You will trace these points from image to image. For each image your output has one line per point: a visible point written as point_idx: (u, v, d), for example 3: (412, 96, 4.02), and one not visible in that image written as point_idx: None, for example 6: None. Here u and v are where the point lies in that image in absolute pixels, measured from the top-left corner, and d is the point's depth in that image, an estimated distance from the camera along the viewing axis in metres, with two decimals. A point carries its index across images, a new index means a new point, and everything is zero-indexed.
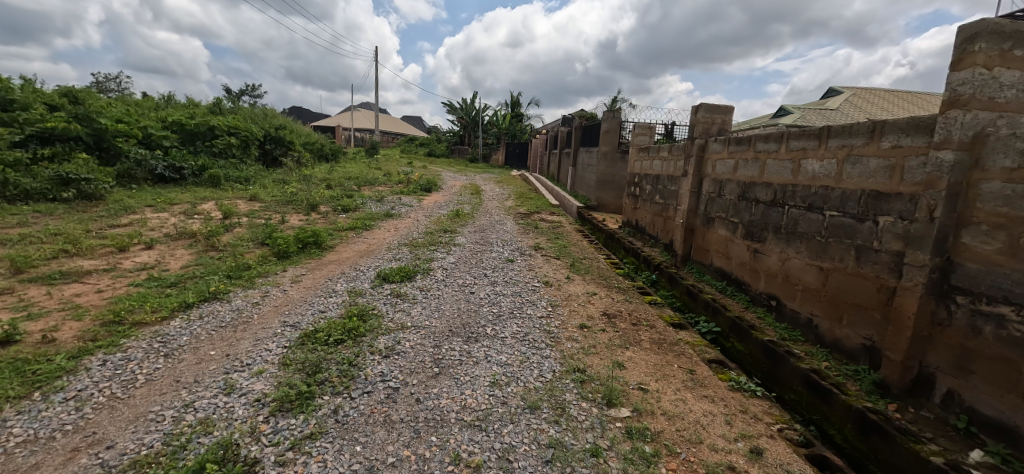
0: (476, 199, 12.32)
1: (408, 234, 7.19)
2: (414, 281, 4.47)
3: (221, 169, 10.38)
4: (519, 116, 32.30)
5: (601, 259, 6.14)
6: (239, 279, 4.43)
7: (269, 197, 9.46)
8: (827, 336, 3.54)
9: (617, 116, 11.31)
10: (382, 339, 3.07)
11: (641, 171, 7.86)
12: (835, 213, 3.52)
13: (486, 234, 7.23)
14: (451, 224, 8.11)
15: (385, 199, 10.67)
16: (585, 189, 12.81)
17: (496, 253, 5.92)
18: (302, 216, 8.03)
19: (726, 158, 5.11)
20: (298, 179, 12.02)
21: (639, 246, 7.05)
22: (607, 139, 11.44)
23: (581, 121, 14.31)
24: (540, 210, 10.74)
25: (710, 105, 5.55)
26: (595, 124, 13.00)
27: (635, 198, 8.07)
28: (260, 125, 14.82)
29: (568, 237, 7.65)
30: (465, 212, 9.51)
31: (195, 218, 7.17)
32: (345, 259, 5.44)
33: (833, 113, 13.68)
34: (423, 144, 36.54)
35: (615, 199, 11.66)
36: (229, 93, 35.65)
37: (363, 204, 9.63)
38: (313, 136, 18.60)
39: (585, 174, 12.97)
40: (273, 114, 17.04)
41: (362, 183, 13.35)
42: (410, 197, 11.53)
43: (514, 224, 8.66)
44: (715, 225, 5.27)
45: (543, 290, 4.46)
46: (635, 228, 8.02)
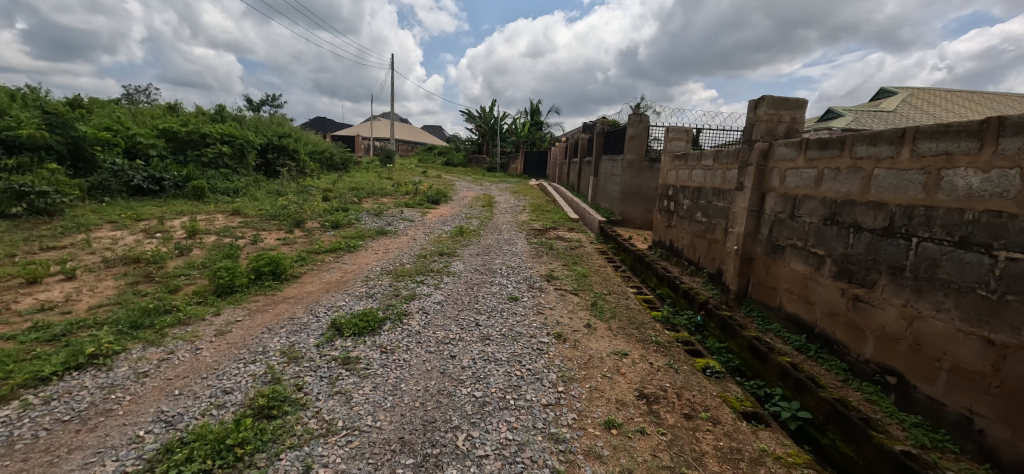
0: (487, 212, 11.14)
1: (397, 258, 6.02)
2: (375, 337, 3.26)
3: (208, 180, 9.47)
4: (538, 123, 31.14)
5: (630, 294, 4.87)
6: (147, 330, 3.33)
7: (254, 212, 8.50)
8: (1006, 453, 2.21)
9: (644, 120, 10.04)
10: (278, 464, 1.93)
11: (677, 183, 6.57)
12: (1019, 257, 2.21)
13: (490, 258, 6.02)
14: (451, 245, 6.93)
15: (384, 212, 9.58)
16: (608, 201, 11.50)
17: (496, 286, 4.69)
18: (282, 234, 6.99)
19: (801, 166, 3.80)
20: (294, 191, 11.06)
21: (675, 274, 5.76)
22: (633, 145, 10.16)
23: (604, 126, 13.05)
24: (557, 227, 9.50)
25: (775, 98, 4.25)
26: (619, 130, 11.73)
27: (669, 214, 6.78)
28: (262, 132, 14.01)
29: (589, 261, 6.37)
30: (470, 229, 8.32)
31: (155, 237, 6.20)
32: (304, 296, 4.27)
33: (892, 115, 12.08)
34: (440, 153, 35.78)
35: (642, 213, 10.32)
36: (249, 104, 35.78)
37: (358, 219, 8.56)
38: (321, 144, 17.78)
39: (607, 185, 11.68)
40: (279, 121, 16.28)
41: (365, 194, 12.35)
42: (414, 211, 10.44)
43: (525, 243, 7.44)
44: (784, 256, 3.96)
45: (552, 351, 3.21)
46: (669, 251, 6.71)
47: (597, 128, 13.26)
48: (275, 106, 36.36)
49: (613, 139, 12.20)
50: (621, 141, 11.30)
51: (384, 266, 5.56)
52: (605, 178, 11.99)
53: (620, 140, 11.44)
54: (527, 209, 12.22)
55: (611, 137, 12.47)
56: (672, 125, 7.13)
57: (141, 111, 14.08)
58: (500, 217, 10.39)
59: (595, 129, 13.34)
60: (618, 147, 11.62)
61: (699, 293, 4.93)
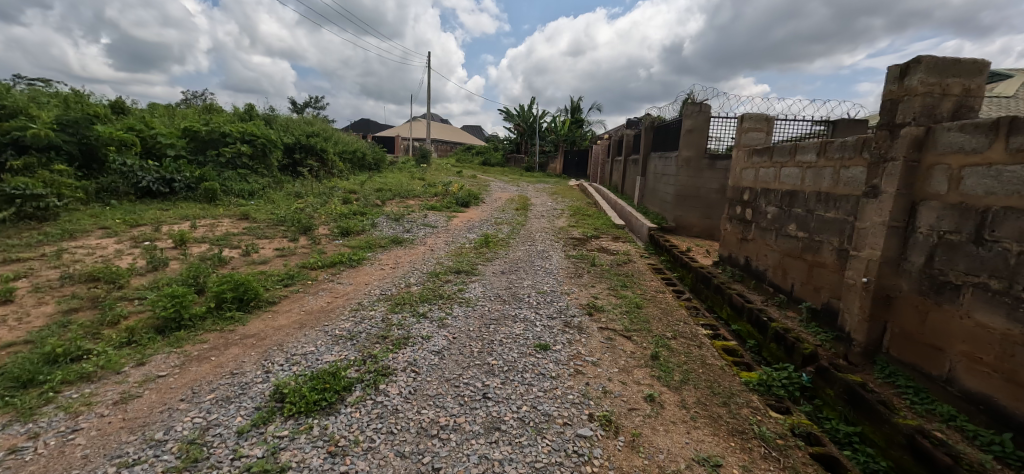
0: (520, 216, 9.97)
1: (406, 275, 4.95)
2: (328, 419, 2.19)
3: (223, 180, 8.84)
4: (579, 121, 29.60)
5: (702, 335, 3.60)
6: (27, 394, 2.41)
7: (264, 216, 7.73)
8: None
9: (705, 109, 8.56)
10: None
11: (757, 185, 5.16)
12: None
13: (518, 278, 4.86)
14: (474, 258, 5.80)
15: (407, 217, 8.61)
16: (658, 205, 10.07)
17: (520, 323, 3.52)
18: (283, 244, 6.11)
19: (1004, 162, 2.42)
20: (315, 192, 10.32)
21: (758, 306, 4.41)
22: (691, 141, 8.70)
23: (654, 120, 11.58)
24: (600, 235, 8.21)
25: (939, 60, 2.87)
26: (672, 123, 10.26)
27: (745, 224, 5.38)
28: (290, 132, 13.47)
29: (642, 281, 5.10)
30: (499, 238, 7.17)
31: (141, 246, 5.45)
32: (266, 336, 3.25)
33: (1015, 101, 9.91)
34: (478, 153, 34.99)
35: (700, 219, 8.85)
36: (293, 106, 36.41)
37: (375, 225, 7.60)
38: (353, 143, 17.17)
39: (658, 186, 10.24)
40: (310, 120, 15.77)
41: (392, 195, 11.51)
42: (439, 214, 9.43)
43: (562, 255, 6.22)
44: (961, 300, 2.60)
45: (597, 457, 2.03)
46: (744, 271, 5.31)
47: (646, 122, 11.78)
48: (318, 107, 36.75)
49: (665, 135, 10.74)
50: (676, 136, 9.83)
51: (386, 287, 4.49)
52: (655, 178, 10.57)
53: (674, 134, 9.99)
54: (566, 213, 10.96)
55: (662, 131, 10.99)
56: (748, 112, 5.70)
57: (173, 111, 13.89)
58: (536, 223, 9.20)
59: (644, 123, 11.86)
60: (671, 143, 10.16)
61: (800, 339, 3.59)
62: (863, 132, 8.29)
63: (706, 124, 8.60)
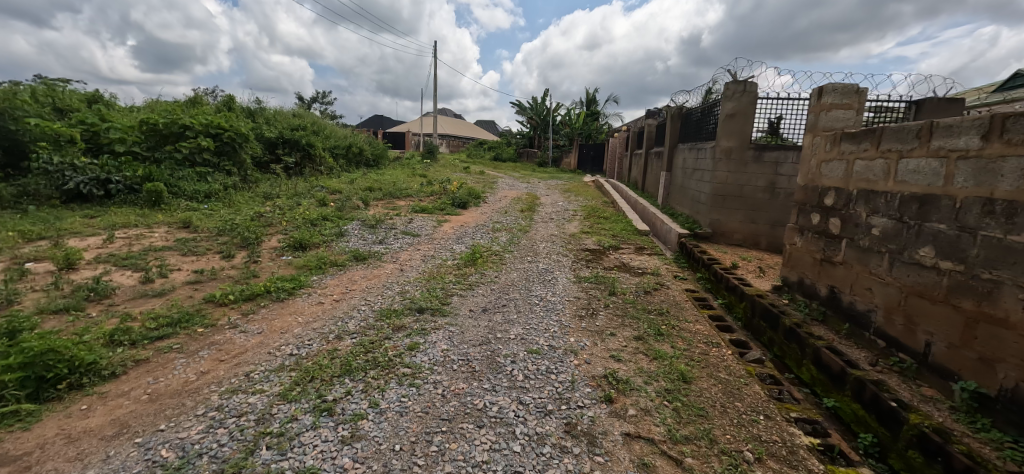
0: (524, 220, 8.43)
1: (347, 315, 3.49)
2: None
3: (176, 180, 7.52)
4: (595, 113, 27.83)
5: (804, 451, 2.10)
6: None
7: (212, 222, 6.36)
8: None
9: (752, 89, 6.92)
10: None
11: (851, 186, 3.62)
12: None
13: (503, 319, 3.38)
14: (452, 282, 4.31)
15: (387, 222, 7.16)
16: (689, 206, 8.48)
17: (487, 429, 2.07)
18: (211, 263, 4.72)
19: None
20: (290, 192, 8.94)
21: (871, 374, 2.87)
22: (731, 127, 7.08)
23: (681, 106, 9.92)
24: (621, 244, 6.65)
25: None
26: (704, 108, 8.62)
27: (829, 239, 3.83)
28: (273, 125, 12.13)
29: (683, 322, 3.57)
30: (493, 250, 5.65)
31: (12, 269, 4.12)
32: (34, 464, 1.88)
33: None
34: (491, 148, 33.53)
35: (743, 224, 7.26)
36: (300, 101, 35.35)
37: (344, 234, 6.19)
38: (348, 136, 15.79)
39: (688, 183, 8.65)
40: (300, 111, 14.41)
41: (382, 195, 10.14)
42: (430, 218, 8.00)
43: (571, 277, 4.71)
44: None
45: None
46: (830, 308, 3.77)
47: (671, 108, 10.12)
48: (325, 102, 35.61)
49: (695, 122, 9.10)
50: (710, 123, 8.20)
51: (306, 340, 3.04)
52: (685, 174, 8.99)
53: (707, 121, 8.37)
54: (580, 216, 9.40)
55: (692, 118, 9.34)
56: (829, 82, 4.12)
57: (148, 103, 12.66)
58: (542, 228, 7.66)
59: (669, 109, 10.20)
60: (704, 131, 8.55)
61: (982, 463, 2.05)
62: (955, 115, 6.59)
63: (751, 107, 6.97)
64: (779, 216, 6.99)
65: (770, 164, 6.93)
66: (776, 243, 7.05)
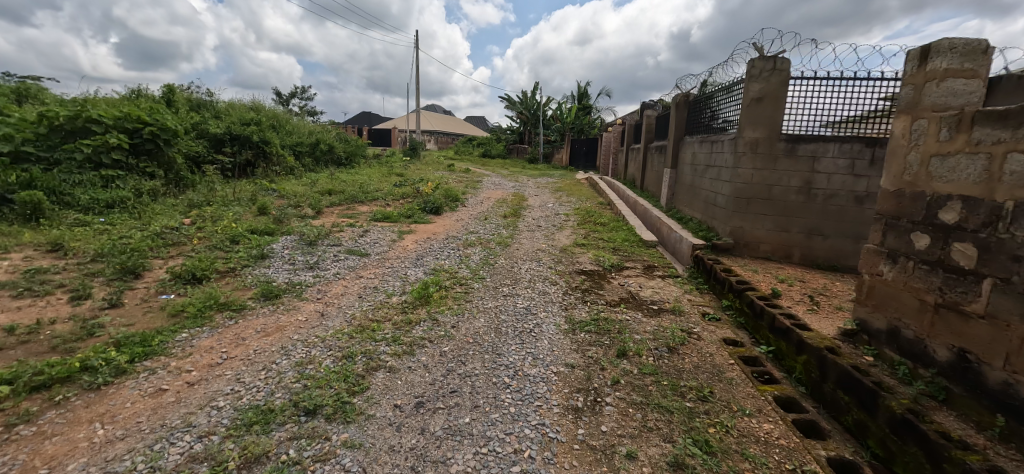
0: (506, 228, 7.00)
1: (182, 426, 2.06)
2: None
3: (67, 186, 5.99)
4: (587, 107, 26.44)
5: None
6: None
7: (95, 241, 4.86)
8: None
9: (785, 67, 5.57)
10: None
11: (998, 196, 2.32)
12: None
13: (447, 431, 2.00)
14: (385, 340, 2.90)
15: (332, 236, 5.71)
16: (702, 210, 7.16)
17: None
18: (43, 312, 3.26)
19: None
20: (227, 198, 7.45)
21: None
22: (758, 115, 5.75)
23: (688, 93, 8.55)
24: (626, 261, 5.29)
25: None
26: (718, 94, 7.26)
27: (955, 275, 2.53)
28: (221, 119, 10.55)
29: (740, 419, 2.21)
30: (458, 277, 4.24)
31: None
32: None
33: None
34: (479, 144, 32.07)
35: (771, 233, 5.96)
36: (278, 97, 33.46)
37: (268, 255, 4.74)
38: (315, 130, 14.20)
39: (700, 182, 7.34)
40: (256, 102, 12.77)
41: (343, 199, 8.70)
42: (392, 229, 6.58)
43: (561, 322, 3.33)
44: None
45: None
46: (959, 383, 2.49)
47: (677, 96, 8.74)
48: (304, 97, 33.77)
49: (707, 112, 7.74)
50: (728, 112, 6.85)
51: None
52: (695, 172, 7.65)
53: (723, 109, 7.02)
54: (573, 220, 8.02)
55: (702, 107, 7.98)
56: (947, 38, 2.78)
57: None
58: (527, 239, 6.24)
59: (674, 97, 8.81)
60: (719, 123, 7.21)
61: None
62: None
63: (782, 89, 5.64)
64: (815, 223, 5.80)
65: (805, 159, 5.68)
66: (812, 256, 5.86)
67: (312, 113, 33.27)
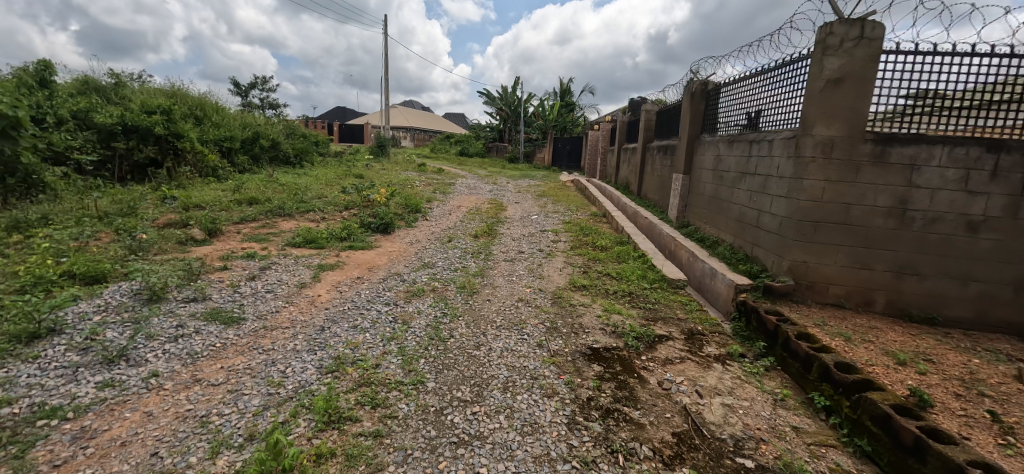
0: (475, 256, 5.09)
1: None
2: None
3: None
4: (571, 104, 24.77)
5: None
6: None
7: None
8: None
9: (878, 35, 3.85)
10: None
11: None
12: None
13: None
14: None
15: (203, 280, 3.70)
16: (734, 231, 5.40)
17: None
18: None
19: None
20: (89, 212, 5.34)
21: None
22: (835, 103, 3.96)
23: (707, 81, 6.72)
24: (654, 320, 3.47)
25: None
26: (755, 80, 5.45)
27: None
28: (118, 106, 8.28)
29: None
30: (374, 383, 2.31)
31: None
32: None
33: None
34: (456, 142, 30.05)
35: (845, 271, 4.22)
36: (235, 87, 30.61)
37: (49, 331, 2.71)
38: (255, 120, 11.91)
39: (730, 193, 5.57)
40: (176, 87, 10.42)
41: (265, 210, 6.65)
42: (311, 260, 4.58)
43: None
44: None
45: None
46: None
47: (692, 84, 6.89)
48: (265, 88, 30.99)
49: (737, 105, 5.92)
50: (773, 101, 5.04)
51: None
52: (723, 181, 5.84)
53: (764, 98, 5.22)
54: (564, 239, 6.17)
55: (729, 97, 6.16)
56: None
57: None
58: (504, 278, 4.33)
59: (689, 85, 6.97)
60: (758, 117, 5.41)
61: None
62: None
63: (871, 67, 3.89)
64: (909, 257, 4.09)
65: (900, 167, 3.95)
66: (901, 304, 4.16)
67: (272, 106, 30.54)
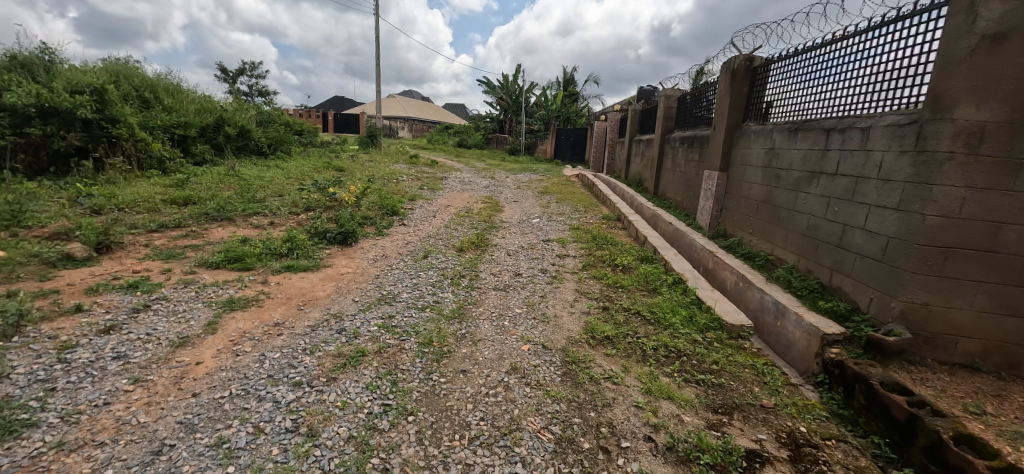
0: (453, 280, 3.77)
1: None
2: None
3: None
4: (575, 93, 23.32)
5: None
6: None
7: None
8: None
9: None
10: None
11: None
12: None
13: None
14: None
15: (23, 337, 2.41)
16: (798, 249, 4.04)
17: None
18: None
19: None
20: None
21: None
22: (991, 73, 2.64)
23: (754, 55, 5.31)
24: (727, 412, 2.16)
25: None
26: (831, 47, 4.04)
27: None
28: (39, 85, 6.94)
29: None
30: None
31: None
32: None
33: None
34: (454, 134, 28.67)
35: (984, 319, 2.85)
36: (222, 73, 29.14)
37: None
38: (220, 104, 10.51)
39: (792, 199, 4.21)
40: (122, 64, 9.02)
41: (199, 212, 5.34)
42: (223, 291, 3.28)
43: None
44: None
45: None
46: None
47: (734, 60, 5.48)
48: (254, 75, 29.57)
49: (798, 83, 4.52)
50: (860, 75, 3.65)
51: None
52: (779, 182, 4.47)
53: (846, 72, 3.82)
54: (572, 254, 4.85)
55: (785, 75, 4.76)
56: None
57: None
58: (491, 321, 2.99)
59: (729, 61, 5.55)
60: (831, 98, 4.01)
61: None
62: None
63: None
64: None
65: None
66: None
67: (262, 94, 29.15)
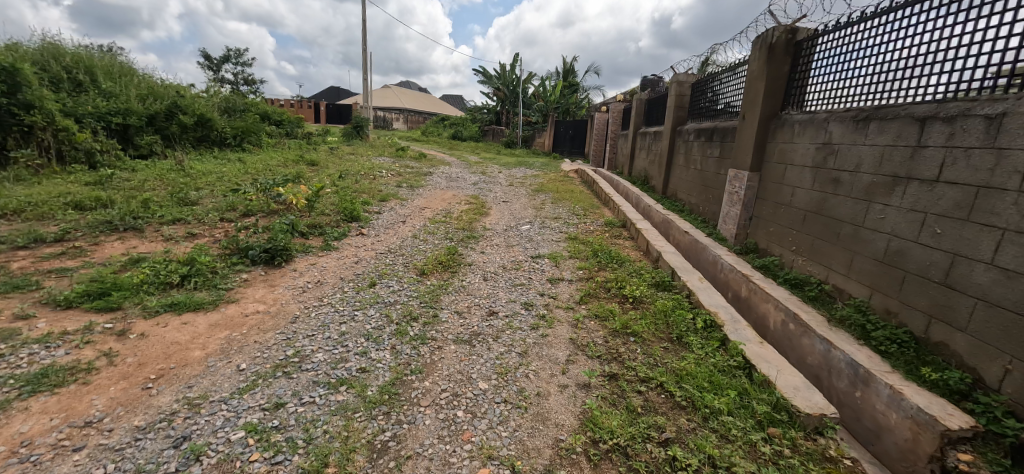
0: (398, 327, 2.68)
1: None
2: None
3: None
4: (576, 84, 22.09)
5: None
6: None
7: None
8: None
9: None
10: None
11: None
12: None
13: None
14: None
15: None
16: (872, 280, 2.98)
17: None
18: None
19: None
20: None
21: None
22: None
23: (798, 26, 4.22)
24: None
25: None
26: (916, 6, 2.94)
27: None
28: None
29: None
30: None
31: None
32: None
33: None
34: (450, 125, 27.45)
35: None
36: (206, 60, 27.80)
37: None
38: (175, 89, 9.34)
39: (860, 211, 3.15)
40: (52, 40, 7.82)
41: (98, 218, 4.24)
42: (43, 354, 2.21)
43: None
44: None
45: None
46: None
47: (773, 32, 4.38)
48: (240, 63, 28.25)
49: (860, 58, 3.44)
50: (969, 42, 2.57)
51: None
52: (838, 188, 3.41)
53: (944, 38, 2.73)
54: (567, 277, 3.79)
55: (840, 47, 3.67)
56: None
57: None
58: (436, 410, 1.93)
59: (765, 33, 4.46)
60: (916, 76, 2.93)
61: None
62: None
63: None
64: None
65: None
66: None
67: (248, 82, 27.87)
